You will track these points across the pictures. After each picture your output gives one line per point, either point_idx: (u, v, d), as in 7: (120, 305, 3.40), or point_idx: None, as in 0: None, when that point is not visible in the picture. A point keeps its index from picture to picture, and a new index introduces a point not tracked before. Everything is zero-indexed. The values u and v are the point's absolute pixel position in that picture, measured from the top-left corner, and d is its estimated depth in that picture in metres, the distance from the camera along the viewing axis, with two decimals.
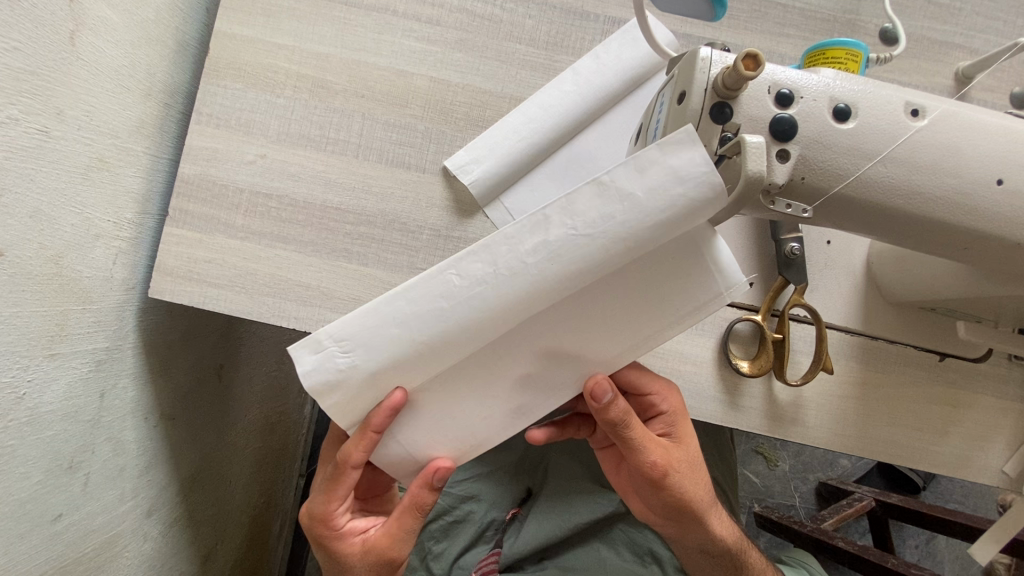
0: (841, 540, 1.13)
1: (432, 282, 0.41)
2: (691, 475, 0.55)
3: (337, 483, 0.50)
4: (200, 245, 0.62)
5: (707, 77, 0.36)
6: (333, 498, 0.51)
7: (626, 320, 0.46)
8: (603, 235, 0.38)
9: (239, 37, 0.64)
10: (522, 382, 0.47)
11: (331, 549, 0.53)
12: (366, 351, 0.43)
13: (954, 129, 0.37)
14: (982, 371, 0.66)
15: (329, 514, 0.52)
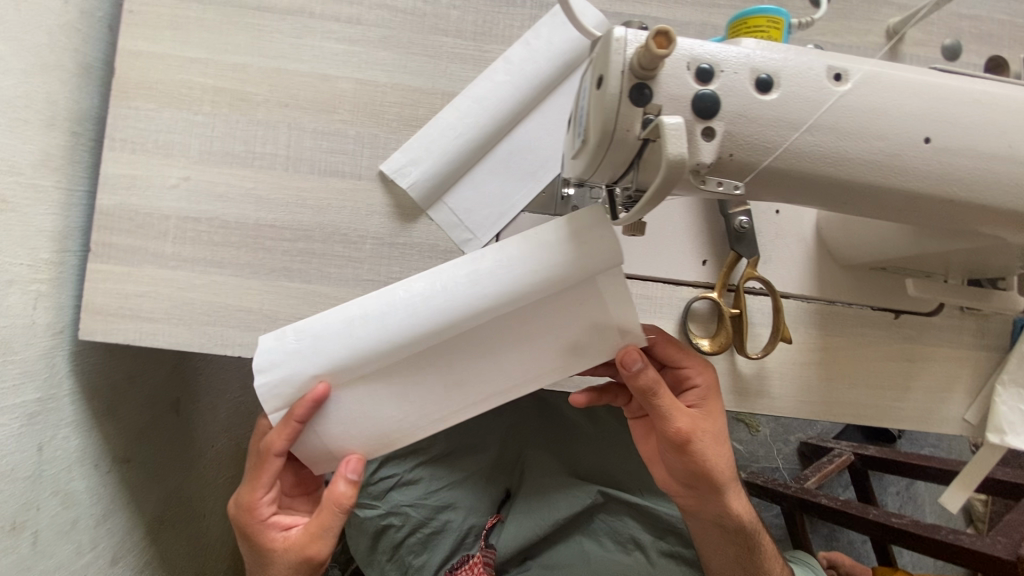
0: (824, 497, 1.14)
1: (386, 291, 0.45)
2: (715, 446, 0.55)
3: (262, 469, 0.51)
4: (130, 279, 0.59)
5: (623, 58, 0.34)
6: (257, 486, 0.51)
7: (537, 357, 0.47)
8: (522, 266, 0.43)
9: (146, 54, 0.60)
10: (434, 395, 0.48)
11: (254, 539, 0.53)
12: (312, 342, 0.45)
13: (877, 91, 0.36)
14: (937, 324, 0.67)
15: (256, 502, 0.52)
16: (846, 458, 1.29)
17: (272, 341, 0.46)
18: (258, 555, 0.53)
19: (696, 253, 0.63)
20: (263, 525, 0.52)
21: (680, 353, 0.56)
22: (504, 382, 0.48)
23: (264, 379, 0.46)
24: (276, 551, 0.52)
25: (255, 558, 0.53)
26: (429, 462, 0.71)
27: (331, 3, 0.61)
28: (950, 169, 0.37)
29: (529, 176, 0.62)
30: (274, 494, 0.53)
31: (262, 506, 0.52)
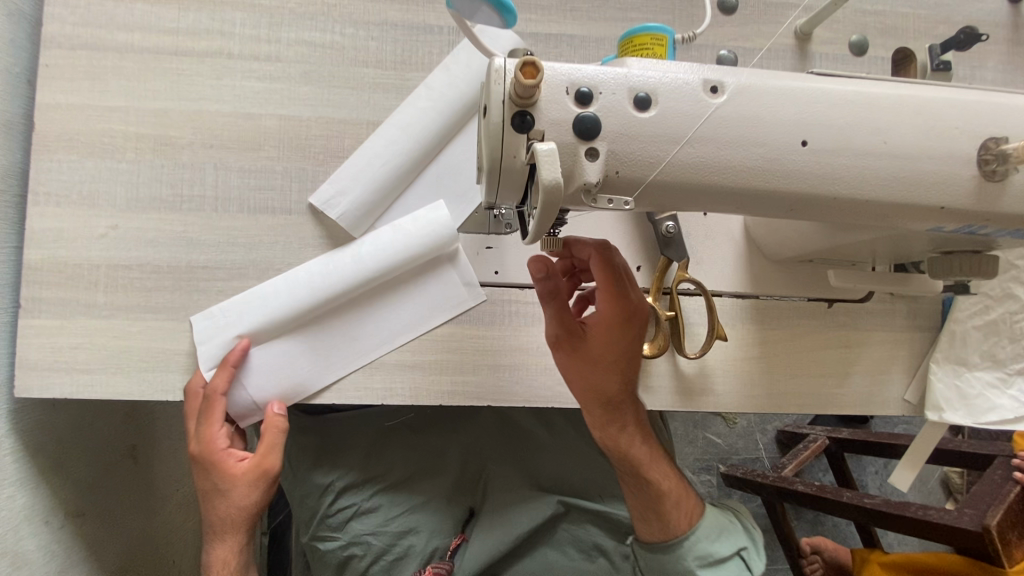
0: (801, 484, 1.12)
1: (289, 274, 0.59)
2: (587, 361, 0.58)
3: (215, 408, 0.58)
4: (62, 332, 0.58)
5: (503, 88, 0.35)
6: (213, 423, 0.57)
7: (405, 312, 0.62)
8: (388, 246, 0.60)
9: (65, 107, 0.60)
10: (327, 354, 0.60)
11: (213, 473, 0.58)
12: (239, 315, 0.59)
13: (751, 101, 0.38)
14: (870, 309, 0.69)
15: (212, 438, 0.58)
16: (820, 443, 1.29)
17: (202, 322, 0.59)
18: (218, 486, 0.59)
19: (629, 260, 0.64)
20: (224, 459, 0.58)
21: (609, 270, 0.56)
22: (377, 341, 0.61)
23: (197, 349, 0.59)
24: (235, 477, 0.59)
25: (216, 485, 0.59)
26: (387, 489, 0.71)
27: (248, 42, 0.62)
28: (830, 169, 0.39)
29: (459, 198, 0.63)
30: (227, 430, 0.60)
31: (218, 441, 0.58)
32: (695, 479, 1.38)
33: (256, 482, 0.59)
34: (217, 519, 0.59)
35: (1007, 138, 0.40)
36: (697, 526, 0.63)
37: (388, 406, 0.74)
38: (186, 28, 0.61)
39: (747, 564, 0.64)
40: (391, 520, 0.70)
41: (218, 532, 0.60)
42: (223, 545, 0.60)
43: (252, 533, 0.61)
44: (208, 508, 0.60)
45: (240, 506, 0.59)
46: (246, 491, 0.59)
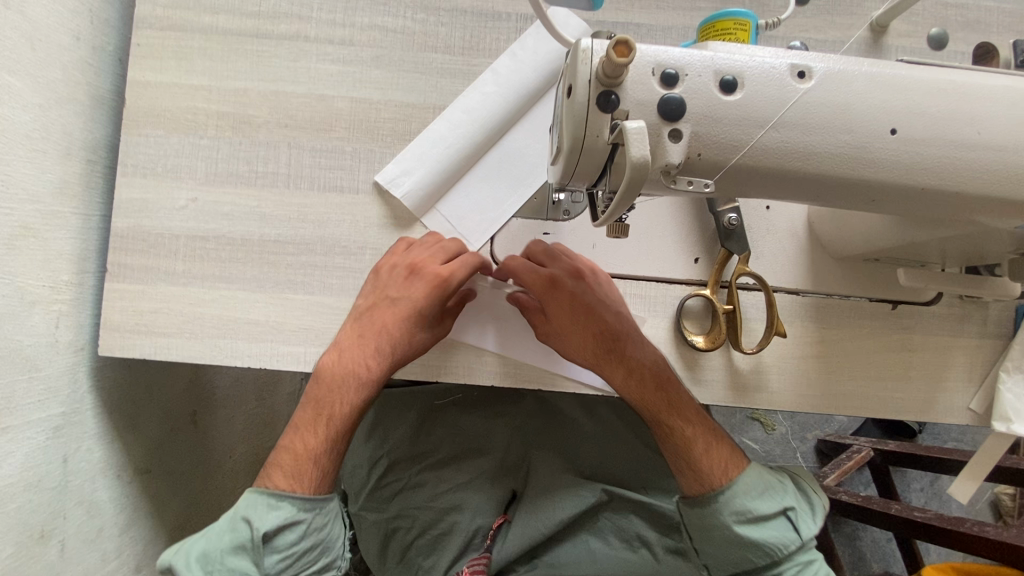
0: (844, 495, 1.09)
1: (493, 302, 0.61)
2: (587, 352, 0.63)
3: (455, 247, 0.61)
4: (144, 297, 0.62)
5: (590, 69, 0.36)
6: (471, 261, 0.60)
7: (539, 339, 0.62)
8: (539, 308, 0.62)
9: (155, 84, 0.63)
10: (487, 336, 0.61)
11: (401, 290, 0.59)
12: None
13: (840, 86, 0.37)
14: (938, 313, 0.66)
15: (428, 261, 0.60)
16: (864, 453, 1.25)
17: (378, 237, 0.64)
18: (404, 299, 0.59)
19: (687, 252, 0.64)
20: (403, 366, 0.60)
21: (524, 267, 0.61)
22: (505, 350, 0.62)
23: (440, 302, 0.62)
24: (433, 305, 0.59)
25: (418, 304, 0.59)
26: (435, 466, 0.73)
27: (325, 26, 0.64)
28: (918, 158, 0.38)
29: (519, 182, 0.64)
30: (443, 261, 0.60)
31: (458, 278, 0.59)
32: None
33: (442, 329, 0.61)
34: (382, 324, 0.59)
35: None
36: (736, 479, 0.59)
37: (438, 384, 0.77)
38: (266, 12, 0.64)
39: (794, 526, 0.58)
40: (435, 495, 0.72)
41: (365, 337, 0.58)
42: (362, 347, 0.58)
43: (327, 479, 0.58)
44: (393, 301, 0.59)
45: (415, 341, 0.59)
46: (428, 328, 0.60)
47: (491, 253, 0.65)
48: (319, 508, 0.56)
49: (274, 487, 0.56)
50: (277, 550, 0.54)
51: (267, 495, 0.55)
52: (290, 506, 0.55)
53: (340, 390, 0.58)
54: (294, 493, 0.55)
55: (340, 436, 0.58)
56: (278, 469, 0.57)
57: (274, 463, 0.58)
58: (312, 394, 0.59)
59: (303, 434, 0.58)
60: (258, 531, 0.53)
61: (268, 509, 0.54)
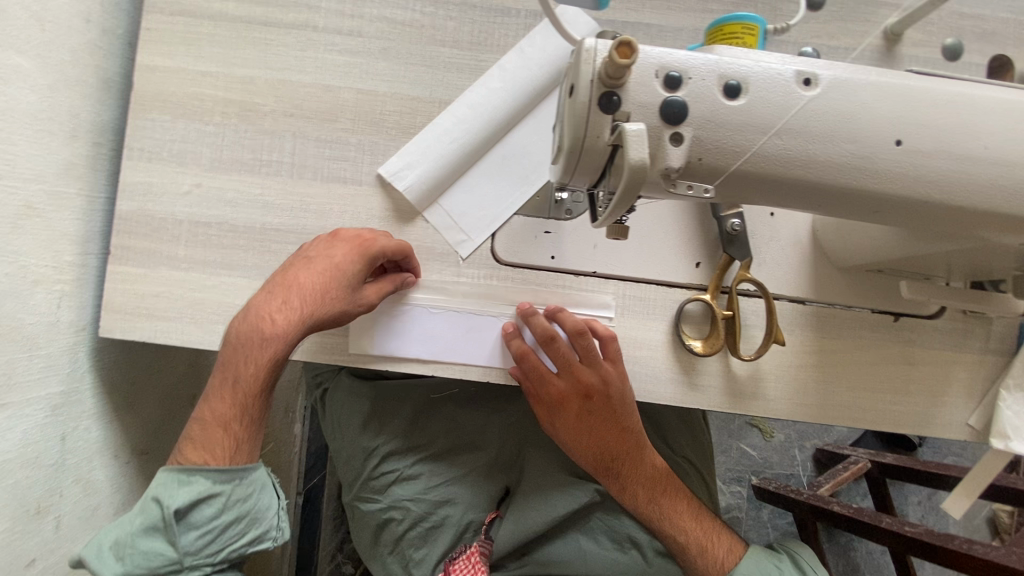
0: (838, 505, 1.08)
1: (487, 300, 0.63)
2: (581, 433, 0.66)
3: (381, 228, 0.62)
4: (145, 280, 0.62)
5: (593, 69, 0.36)
6: (398, 237, 0.60)
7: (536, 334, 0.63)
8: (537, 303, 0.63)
9: (163, 69, 0.63)
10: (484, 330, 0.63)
11: (321, 251, 0.58)
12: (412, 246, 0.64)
13: (847, 95, 0.37)
14: (941, 327, 0.66)
15: (350, 233, 0.60)
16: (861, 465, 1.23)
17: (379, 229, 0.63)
18: (324, 258, 0.57)
19: (688, 256, 0.64)
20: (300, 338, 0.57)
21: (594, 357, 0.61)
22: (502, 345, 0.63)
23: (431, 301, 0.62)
24: (346, 270, 0.57)
25: (326, 270, 0.56)
26: (429, 459, 0.73)
27: (334, 16, 0.64)
28: (923, 171, 0.37)
29: (522, 181, 0.64)
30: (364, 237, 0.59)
31: (383, 243, 0.58)
32: (724, 489, 1.35)
33: (360, 299, 0.59)
34: (277, 293, 0.56)
35: None
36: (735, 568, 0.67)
37: (433, 379, 0.78)
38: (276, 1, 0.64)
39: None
40: (428, 488, 0.72)
41: (274, 293, 0.56)
42: (274, 307, 0.56)
43: (243, 448, 0.56)
44: (301, 270, 0.57)
45: (318, 308, 0.56)
46: (336, 295, 0.57)
47: (492, 250, 0.65)
48: (239, 479, 0.55)
49: (186, 461, 0.54)
50: (193, 526, 0.53)
51: (178, 472, 0.53)
52: (204, 481, 0.53)
53: (246, 351, 0.55)
54: (207, 466, 0.54)
55: (246, 400, 0.56)
56: (189, 442, 0.55)
57: (187, 434, 0.55)
58: (220, 362, 0.56)
59: (212, 401, 0.55)
60: (168, 509, 0.51)
61: (179, 484, 0.53)
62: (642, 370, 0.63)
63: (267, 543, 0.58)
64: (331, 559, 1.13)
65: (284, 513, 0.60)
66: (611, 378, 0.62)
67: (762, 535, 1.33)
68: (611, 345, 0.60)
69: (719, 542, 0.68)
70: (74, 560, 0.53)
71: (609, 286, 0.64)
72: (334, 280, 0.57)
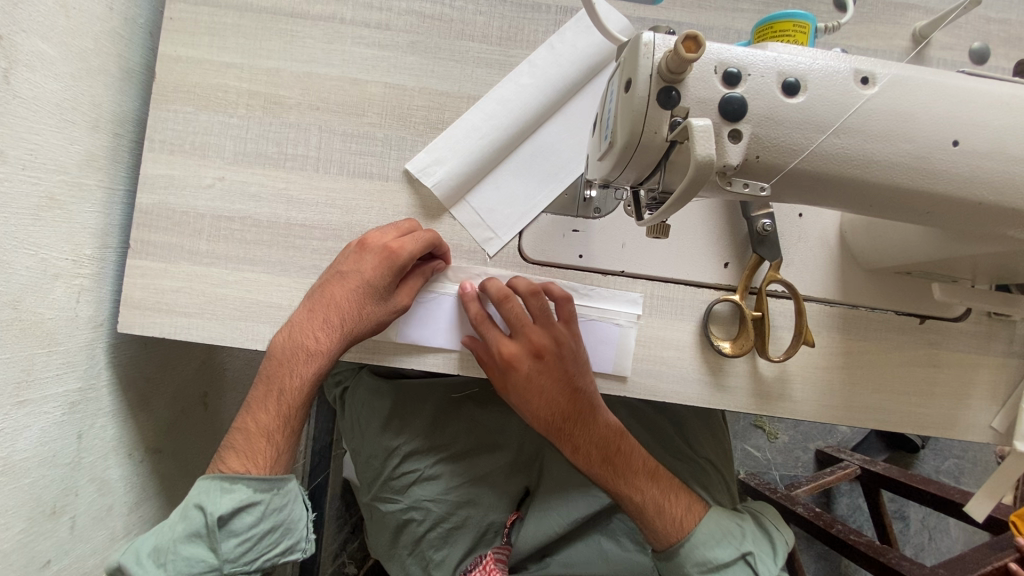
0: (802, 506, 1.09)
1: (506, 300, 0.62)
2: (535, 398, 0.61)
3: (409, 227, 0.60)
4: (166, 275, 0.61)
5: (652, 63, 0.35)
6: (425, 236, 0.59)
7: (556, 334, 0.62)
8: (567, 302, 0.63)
9: (186, 60, 0.62)
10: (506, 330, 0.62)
11: (352, 263, 0.58)
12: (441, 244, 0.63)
13: (905, 94, 0.37)
14: (966, 330, 0.66)
15: (378, 238, 0.58)
16: (851, 470, 1.24)
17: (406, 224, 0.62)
18: (356, 271, 0.57)
19: (717, 256, 0.64)
20: (340, 347, 0.58)
21: (545, 320, 0.60)
22: None
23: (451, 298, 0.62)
24: (378, 282, 0.57)
25: (360, 284, 0.57)
26: (451, 458, 0.72)
27: (362, 9, 0.63)
28: (978, 172, 0.37)
29: (551, 178, 0.64)
30: (391, 243, 0.58)
31: (410, 250, 0.57)
32: None
33: (395, 304, 0.59)
34: (315, 308, 0.57)
35: None
36: (696, 531, 0.62)
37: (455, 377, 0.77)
38: None
39: (753, 569, 0.61)
40: (451, 488, 0.70)
41: (316, 312, 0.57)
42: (311, 320, 0.57)
43: (283, 459, 0.59)
44: (335, 283, 0.58)
45: (357, 319, 0.58)
46: (371, 306, 0.58)
47: (520, 248, 0.64)
48: (277, 489, 0.57)
49: (228, 470, 0.56)
50: (234, 533, 0.55)
51: (220, 480, 0.55)
52: (245, 489, 0.55)
53: (291, 365, 0.58)
54: (247, 474, 0.56)
55: (289, 412, 0.59)
56: (231, 451, 0.57)
57: (228, 445, 0.58)
58: (265, 372, 0.59)
59: (256, 412, 0.58)
60: (212, 516, 0.54)
61: (221, 492, 0.55)
62: (670, 370, 0.62)
63: (297, 553, 0.60)
64: (335, 559, 1.13)
65: (312, 525, 0.62)
66: (564, 336, 0.60)
67: None
68: (565, 306, 0.60)
69: (683, 507, 0.63)
70: (111, 567, 0.54)
71: (638, 285, 0.63)
72: (368, 292, 0.57)
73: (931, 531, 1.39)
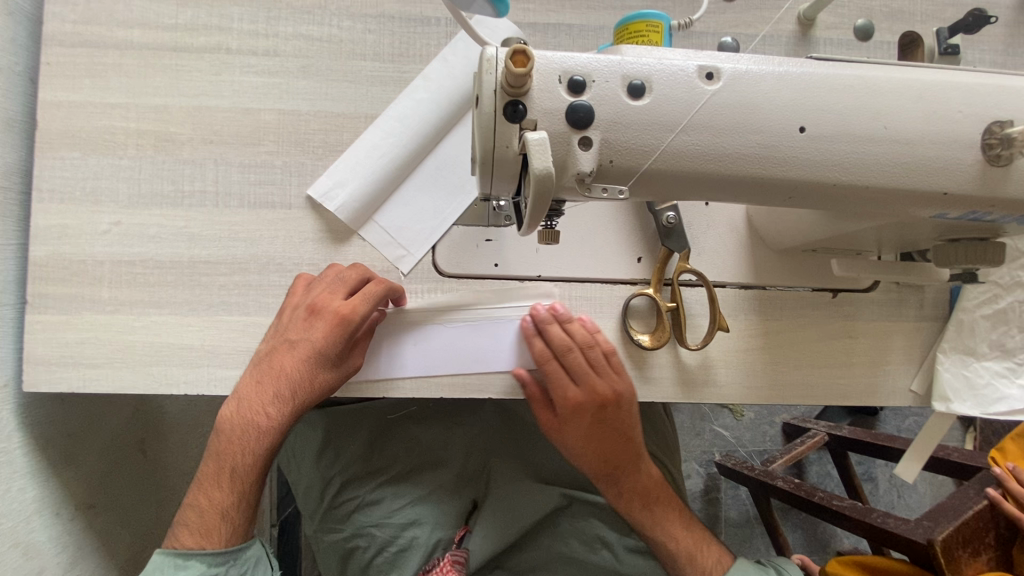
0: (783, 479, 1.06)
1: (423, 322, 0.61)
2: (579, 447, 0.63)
3: (356, 279, 0.59)
4: (68, 327, 0.59)
5: (494, 78, 0.35)
6: (377, 292, 0.57)
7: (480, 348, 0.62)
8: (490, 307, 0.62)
9: (68, 104, 0.60)
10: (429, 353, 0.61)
11: (301, 330, 0.57)
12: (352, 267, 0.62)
13: (748, 87, 0.37)
14: (878, 299, 0.68)
15: (328, 300, 0.57)
16: (819, 437, 1.26)
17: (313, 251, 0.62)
18: (307, 339, 0.57)
19: (630, 251, 0.64)
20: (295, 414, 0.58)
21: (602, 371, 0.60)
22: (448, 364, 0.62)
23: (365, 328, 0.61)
24: (327, 348, 0.56)
25: (309, 352, 0.56)
26: (393, 481, 0.71)
27: (248, 37, 0.62)
28: (828, 155, 0.38)
29: (457, 191, 0.63)
30: (338, 302, 0.57)
31: (361, 313, 0.56)
32: (700, 472, 1.36)
33: (349, 367, 0.59)
34: (263, 379, 0.56)
35: (1012, 121, 0.39)
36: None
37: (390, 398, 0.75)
38: (184, 24, 0.62)
39: None
40: (395, 510, 0.70)
41: (264, 383, 0.56)
42: (261, 393, 0.56)
43: (241, 530, 0.57)
44: (286, 350, 0.57)
45: (309, 386, 0.57)
46: (324, 372, 0.57)
47: (434, 263, 0.64)
48: (233, 560, 0.57)
49: (182, 546, 0.56)
50: None
51: (175, 556, 0.55)
52: (200, 564, 0.55)
53: (241, 440, 0.57)
54: (202, 550, 0.55)
55: (242, 487, 0.57)
56: (185, 528, 0.56)
57: (182, 520, 0.57)
58: (214, 448, 0.58)
59: (209, 490, 0.57)
60: None
61: (174, 570, 0.54)
62: None
63: None
64: None
65: None
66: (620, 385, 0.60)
67: (741, 512, 1.35)
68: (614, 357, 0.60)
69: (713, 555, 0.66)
70: None
71: (555, 288, 0.63)
72: (318, 359, 0.57)
73: (899, 489, 1.43)
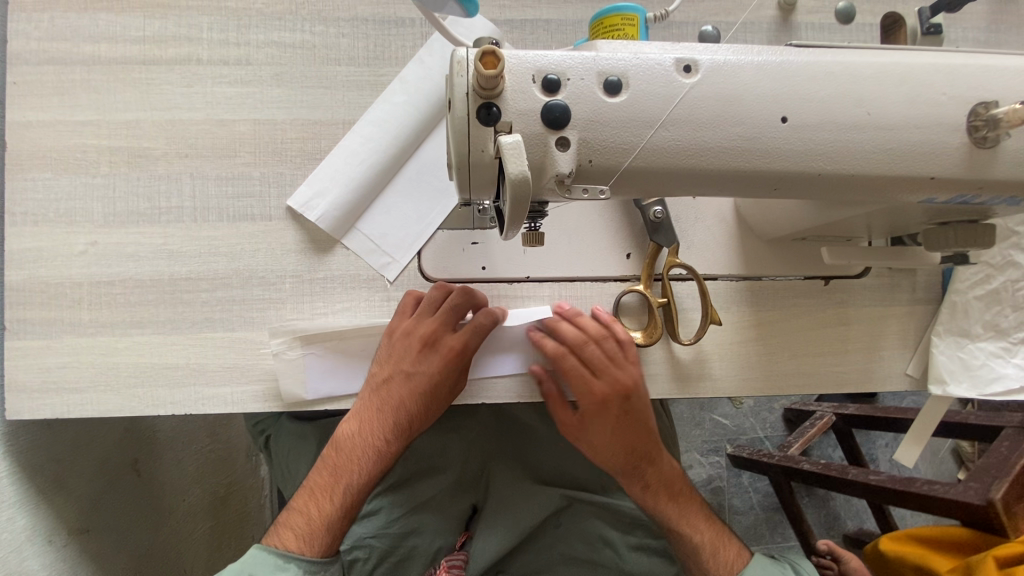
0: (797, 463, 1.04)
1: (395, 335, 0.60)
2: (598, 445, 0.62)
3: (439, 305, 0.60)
4: (48, 351, 0.58)
5: (466, 80, 0.34)
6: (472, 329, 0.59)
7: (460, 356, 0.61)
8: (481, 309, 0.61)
9: (37, 124, 0.59)
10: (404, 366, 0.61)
11: (419, 360, 0.59)
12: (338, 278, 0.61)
13: (727, 79, 0.36)
14: (871, 284, 0.67)
15: (440, 333, 0.59)
16: (825, 419, 1.25)
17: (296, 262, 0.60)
18: (423, 370, 0.59)
19: (618, 248, 0.64)
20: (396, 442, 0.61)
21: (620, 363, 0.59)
22: None
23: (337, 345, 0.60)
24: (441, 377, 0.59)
25: (434, 379, 0.59)
26: (390, 490, 0.70)
27: (218, 46, 0.61)
28: (813, 144, 0.37)
29: (440, 195, 0.62)
30: (444, 332, 0.59)
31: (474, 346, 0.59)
32: (702, 462, 1.36)
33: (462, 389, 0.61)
34: (387, 406, 0.59)
35: (997, 102, 0.38)
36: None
37: None
38: (153, 36, 0.60)
39: None
40: (395, 521, 0.69)
41: (377, 412, 0.60)
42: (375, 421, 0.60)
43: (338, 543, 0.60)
44: (402, 377, 0.59)
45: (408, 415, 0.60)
46: (431, 403, 0.60)
47: (420, 268, 0.63)
48: None
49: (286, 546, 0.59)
50: None
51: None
52: None
53: (354, 461, 0.60)
54: (300, 555, 0.58)
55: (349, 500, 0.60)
56: (290, 528, 0.60)
57: (286, 522, 0.60)
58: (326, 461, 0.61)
59: (315, 498, 0.60)
60: None
61: None
62: None
63: None
64: None
65: None
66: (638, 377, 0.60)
67: (745, 500, 1.34)
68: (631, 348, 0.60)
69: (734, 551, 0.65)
70: None
71: (544, 288, 0.63)
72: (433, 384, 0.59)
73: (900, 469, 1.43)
